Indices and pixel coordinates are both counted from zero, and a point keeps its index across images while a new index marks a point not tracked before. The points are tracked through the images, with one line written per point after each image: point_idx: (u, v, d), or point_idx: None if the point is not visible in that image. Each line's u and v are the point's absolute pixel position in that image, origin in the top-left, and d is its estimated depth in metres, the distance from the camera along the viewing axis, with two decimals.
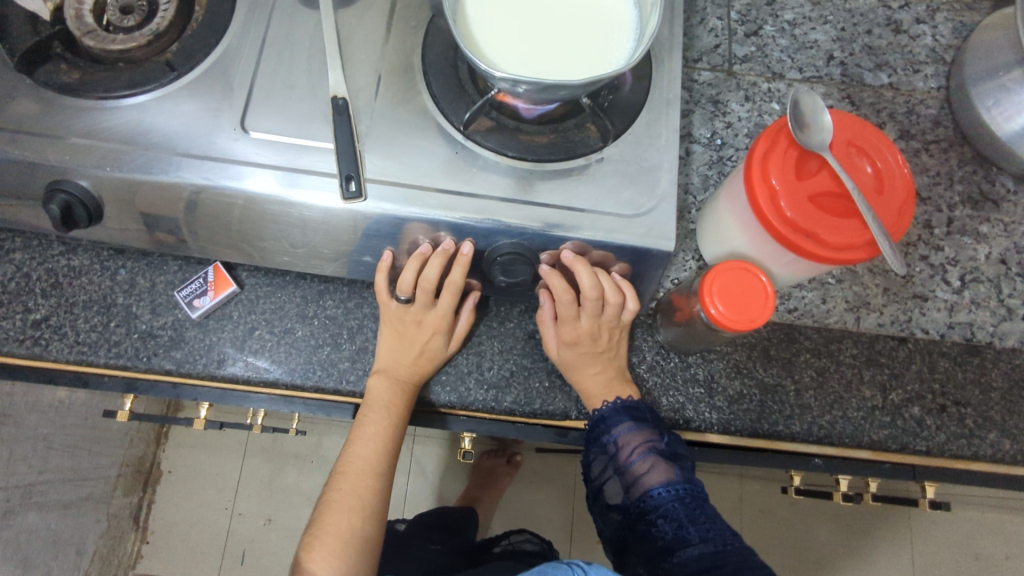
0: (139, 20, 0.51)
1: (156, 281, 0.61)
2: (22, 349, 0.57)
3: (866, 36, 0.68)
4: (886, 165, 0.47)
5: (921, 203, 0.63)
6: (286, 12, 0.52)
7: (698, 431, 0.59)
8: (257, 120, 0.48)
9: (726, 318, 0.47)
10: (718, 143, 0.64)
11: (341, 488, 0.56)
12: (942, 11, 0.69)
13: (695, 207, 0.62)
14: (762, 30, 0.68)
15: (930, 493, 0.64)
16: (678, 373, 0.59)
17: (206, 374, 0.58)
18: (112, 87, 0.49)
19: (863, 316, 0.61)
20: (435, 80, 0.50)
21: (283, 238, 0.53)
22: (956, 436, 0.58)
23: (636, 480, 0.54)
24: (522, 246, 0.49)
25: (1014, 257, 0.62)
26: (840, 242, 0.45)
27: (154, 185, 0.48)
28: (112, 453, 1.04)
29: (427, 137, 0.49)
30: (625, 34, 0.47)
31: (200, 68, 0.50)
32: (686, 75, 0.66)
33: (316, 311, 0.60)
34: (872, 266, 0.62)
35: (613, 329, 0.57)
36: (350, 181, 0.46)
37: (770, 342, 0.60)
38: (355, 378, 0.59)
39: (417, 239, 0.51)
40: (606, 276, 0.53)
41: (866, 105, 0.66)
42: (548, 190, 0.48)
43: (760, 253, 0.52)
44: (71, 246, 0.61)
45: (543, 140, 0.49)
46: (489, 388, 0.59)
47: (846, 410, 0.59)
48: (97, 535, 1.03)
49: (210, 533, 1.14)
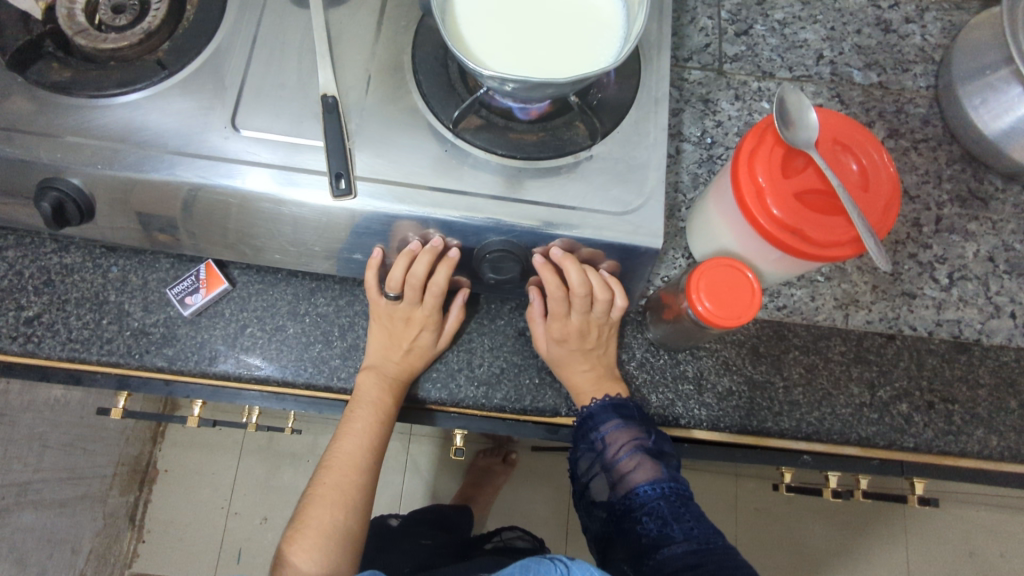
0: (130, 19, 0.51)
1: (148, 279, 0.61)
2: (15, 346, 0.57)
3: (856, 35, 0.68)
4: (871, 163, 0.48)
5: (909, 200, 0.64)
6: (277, 10, 0.52)
7: (687, 427, 0.59)
8: (248, 118, 0.49)
9: (713, 314, 0.48)
10: (707, 142, 0.64)
11: (325, 482, 0.57)
12: (930, 10, 0.69)
13: (685, 205, 0.63)
14: (752, 29, 0.68)
15: (918, 488, 0.65)
16: (668, 370, 0.60)
17: (197, 370, 0.58)
18: (102, 87, 0.49)
19: (852, 314, 0.62)
20: (425, 80, 0.50)
21: (274, 236, 0.53)
22: (944, 433, 0.58)
23: (622, 478, 0.55)
24: (511, 244, 0.49)
25: (1002, 255, 0.63)
26: (827, 239, 0.45)
27: (147, 184, 0.48)
28: (108, 452, 1.04)
29: (417, 135, 0.49)
30: (612, 32, 0.47)
31: (191, 67, 0.50)
32: (676, 74, 0.66)
33: (308, 309, 0.61)
34: (860, 264, 0.62)
35: (602, 326, 0.57)
36: (340, 178, 0.46)
37: (759, 340, 0.61)
38: (346, 375, 0.59)
39: (406, 236, 0.51)
40: (594, 272, 0.53)
41: (855, 104, 0.66)
42: (537, 187, 0.48)
43: (748, 250, 0.52)
44: (64, 244, 0.61)
45: (532, 139, 0.49)
46: (479, 384, 0.59)
47: (835, 407, 0.59)
48: (93, 535, 1.03)
49: (205, 531, 1.15)
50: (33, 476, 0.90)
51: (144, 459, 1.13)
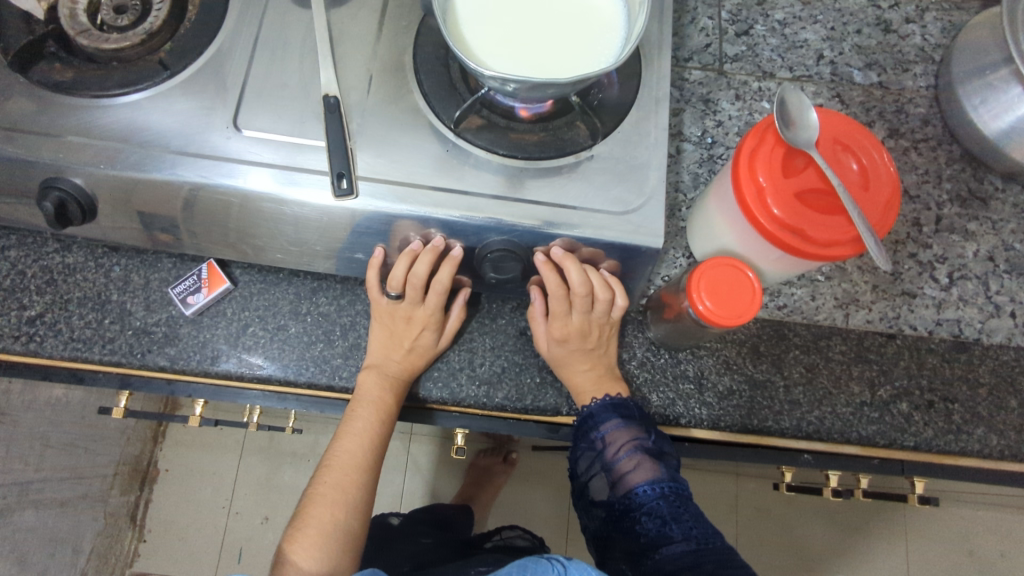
0: (132, 19, 0.51)
1: (150, 278, 0.61)
2: (17, 345, 0.58)
3: (856, 36, 0.68)
4: (871, 162, 0.48)
5: (909, 200, 0.64)
6: (279, 10, 0.52)
7: (687, 426, 0.59)
8: (250, 118, 0.49)
9: (714, 314, 0.48)
10: (708, 141, 0.64)
11: (325, 481, 0.57)
12: (931, 11, 0.70)
13: (686, 205, 0.63)
14: (752, 29, 0.68)
15: (918, 487, 0.65)
16: (669, 369, 0.60)
17: (199, 370, 0.58)
18: (104, 87, 0.49)
19: (852, 313, 0.62)
20: (427, 80, 0.50)
21: (276, 235, 0.53)
22: (944, 431, 0.59)
23: (621, 478, 0.55)
24: (513, 243, 0.49)
25: (1002, 254, 0.63)
26: (827, 238, 0.46)
27: (150, 184, 0.48)
28: (109, 452, 1.05)
29: (419, 135, 0.49)
30: (613, 33, 0.47)
31: (194, 67, 0.50)
32: (677, 74, 0.66)
33: (309, 308, 0.61)
34: (861, 263, 0.62)
35: (603, 326, 0.57)
36: (342, 178, 0.47)
37: (759, 339, 0.61)
38: (348, 374, 0.60)
39: (408, 236, 0.51)
40: (595, 272, 0.54)
41: (855, 104, 0.66)
42: (538, 187, 0.48)
43: (748, 249, 0.53)
44: (66, 244, 0.61)
45: (534, 138, 0.49)
46: (480, 383, 0.59)
47: (835, 406, 0.59)
48: (94, 534, 1.03)
49: (206, 530, 1.15)
50: (34, 476, 0.90)
51: (144, 459, 1.13)
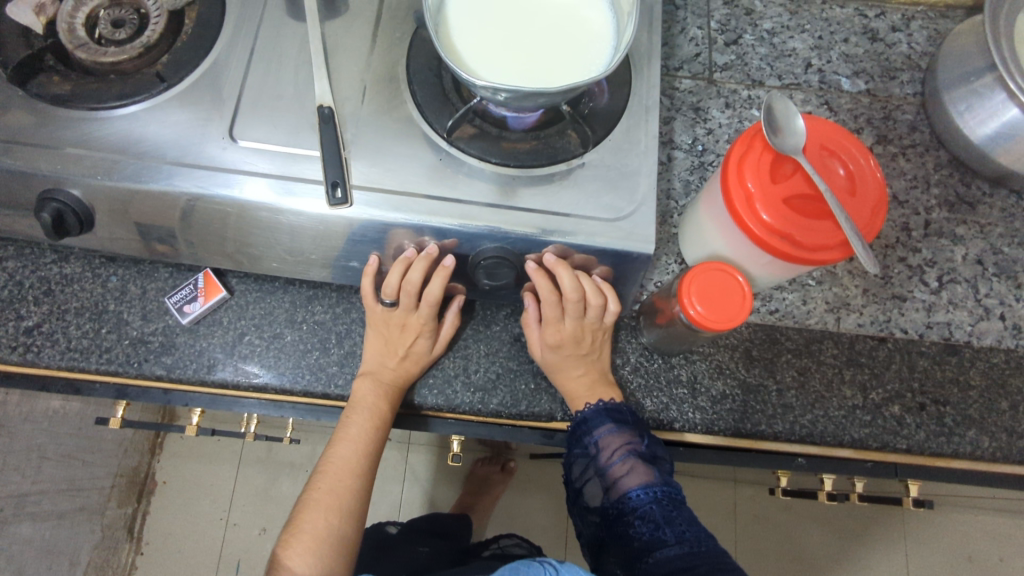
0: (130, 33, 0.52)
1: (147, 288, 0.61)
2: (15, 356, 0.58)
3: (843, 44, 0.70)
4: (858, 168, 0.49)
5: (898, 205, 0.65)
6: (275, 23, 0.53)
7: (681, 431, 0.59)
8: (245, 129, 0.49)
9: (705, 318, 0.48)
10: (698, 149, 0.65)
11: (320, 487, 0.57)
12: (916, 19, 0.71)
13: (678, 212, 0.63)
14: (741, 38, 0.69)
15: (914, 491, 0.66)
16: (662, 374, 0.60)
17: (195, 379, 0.59)
18: (102, 99, 0.50)
19: (843, 317, 0.62)
20: (420, 90, 0.51)
21: (272, 244, 0.54)
22: (935, 434, 0.59)
23: (615, 482, 0.55)
24: (506, 250, 0.50)
25: (990, 258, 0.64)
26: (815, 243, 0.46)
27: (146, 194, 0.49)
28: (106, 463, 1.04)
29: (413, 145, 0.50)
30: (603, 42, 0.48)
31: (190, 79, 0.51)
32: (667, 83, 0.67)
33: (305, 317, 0.61)
34: (851, 268, 0.63)
35: (596, 331, 0.58)
36: (337, 187, 0.47)
37: (752, 343, 0.61)
38: (343, 382, 0.60)
39: (402, 244, 0.52)
40: (587, 278, 0.54)
41: (843, 111, 0.67)
42: (530, 195, 0.49)
43: (739, 254, 0.53)
44: (63, 254, 0.62)
45: (526, 147, 0.50)
46: (475, 390, 0.60)
47: (828, 409, 0.60)
48: (91, 546, 1.03)
49: (203, 542, 1.14)
50: (32, 487, 0.90)
51: (142, 470, 1.13)
